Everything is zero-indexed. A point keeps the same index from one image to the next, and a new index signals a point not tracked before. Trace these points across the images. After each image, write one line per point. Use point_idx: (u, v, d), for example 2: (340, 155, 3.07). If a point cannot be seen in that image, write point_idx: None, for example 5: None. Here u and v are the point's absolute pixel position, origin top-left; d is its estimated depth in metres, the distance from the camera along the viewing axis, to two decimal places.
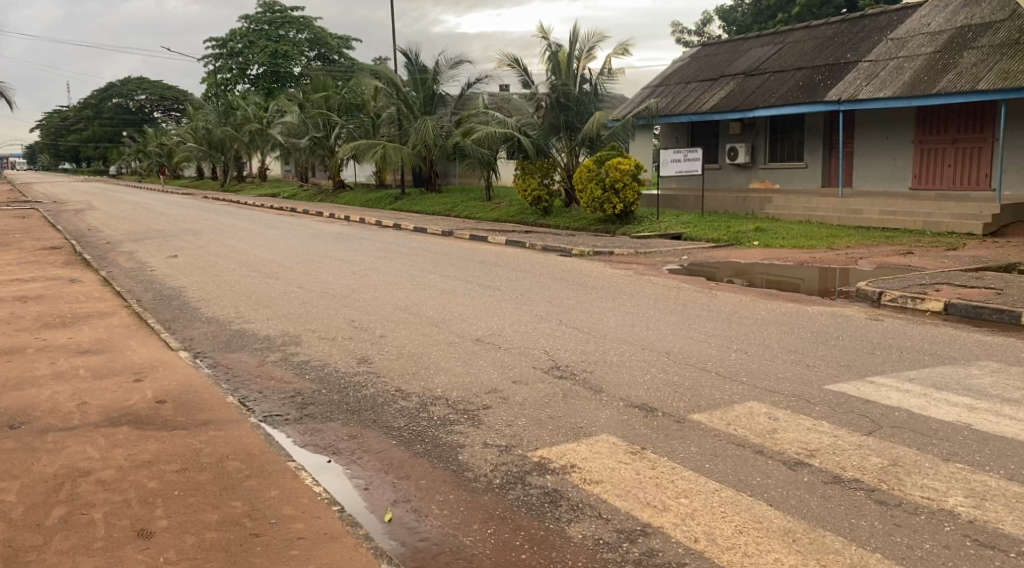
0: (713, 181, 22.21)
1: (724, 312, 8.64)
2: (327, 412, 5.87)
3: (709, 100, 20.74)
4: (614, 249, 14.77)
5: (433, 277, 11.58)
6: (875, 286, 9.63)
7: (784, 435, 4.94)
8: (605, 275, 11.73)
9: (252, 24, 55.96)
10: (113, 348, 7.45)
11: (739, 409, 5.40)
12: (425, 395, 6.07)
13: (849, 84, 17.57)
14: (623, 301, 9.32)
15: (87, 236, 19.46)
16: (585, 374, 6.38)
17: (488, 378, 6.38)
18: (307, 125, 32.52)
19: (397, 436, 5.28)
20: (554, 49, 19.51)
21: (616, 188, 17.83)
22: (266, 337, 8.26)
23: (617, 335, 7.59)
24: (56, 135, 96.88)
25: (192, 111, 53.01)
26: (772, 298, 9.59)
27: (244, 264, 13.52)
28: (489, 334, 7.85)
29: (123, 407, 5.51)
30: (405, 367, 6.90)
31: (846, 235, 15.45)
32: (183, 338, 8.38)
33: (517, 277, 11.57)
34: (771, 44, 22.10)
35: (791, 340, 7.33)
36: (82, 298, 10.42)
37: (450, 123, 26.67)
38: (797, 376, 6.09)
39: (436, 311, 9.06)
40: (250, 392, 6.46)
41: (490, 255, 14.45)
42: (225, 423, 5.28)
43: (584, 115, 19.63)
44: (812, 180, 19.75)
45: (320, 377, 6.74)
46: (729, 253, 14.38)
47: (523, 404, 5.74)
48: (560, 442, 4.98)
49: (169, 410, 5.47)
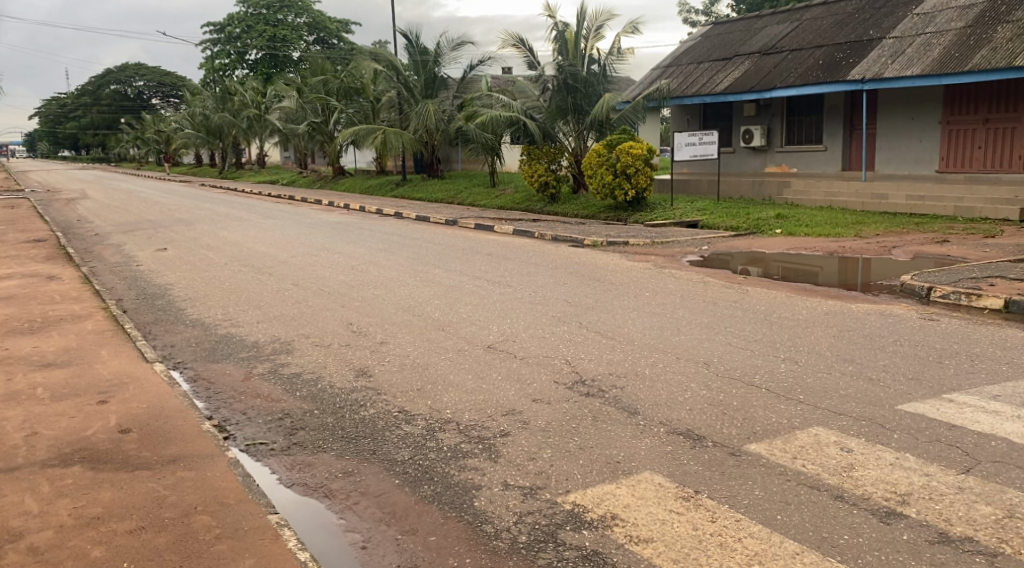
0: (727, 165, 21.27)
1: (761, 312, 7.81)
2: (319, 440, 5.06)
3: (722, 80, 19.80)
4: (629, 238, 13.92)
5: (437, 272, 10.74)
6: (922, 281, 8.81)
7: (866, 473, 4.13)
8: (623, 268, 10.89)
9: (249, 8, 54.74)
10: (81, 360, 6.64)
11: (804, 438, 4.61)
12: (432, 419, 5.25)
13: (874, 61, 16.63)
14: (646, 300, 8.49)
15: (74, 228, 18.58)
16: (614, 390, 5.56)
17: (505, 397, 5.55)
18: (306, 110, 31.61)
19: (401, 474, 4.47)
20: (561, 28, 18.62)
21: (626, 173, 16.98)
22: (255, 344, 7.46)
23: (646, 341, 6.76)
24: (55, 123, 96.03)
25: (190, 97, 52.04)
26: (811, 294, 8.77)
27: (236, 258, 12.71)
28: (503, 340, 7.03)
29: (80, 439, 4.70)
30: (409, 381, 6.08)
31: (873, 222, 14.60)
32: (162, 345, 7.57)
33: (528, 271, 10.72)
34: (787, 21, 21.14)
35: (844, 347, 6.48)
36: (58, 298, 9.60)
37: (451, 107, 25.72)
38: (863, 395, 5.26)
39: (443, 312, 8.24)
40: (231, 413, 5.67)
41: (497, 246, 13.61)
42: (197, 459, 4.46)
43: (592, 98, 18.75)
44: (831, 163, 18.84)
45: (312, 395, 5.93)
46: (751, 242, 13.54)
47: (547, 430, 4.94)
48: (595, 482, 4.19)
49: (131, 443, 4.65)
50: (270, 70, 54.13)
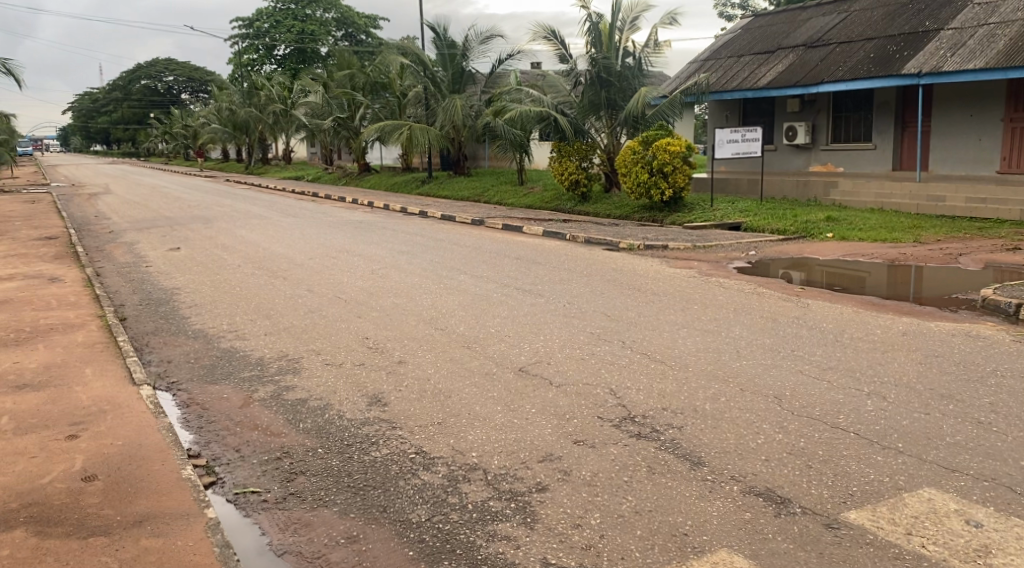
0: (770, 164, 20.23)
1: (829, 331, 6.88)
2: (321, 491, 4.23)
3: (765, 75, 18.80)
4: (668, 241, 13.03)
5: (463, 279, 9.91)
6: (1008, 296, 7.84)
7: (1007, 561, 3.27)
8: (666, 276, 9.99)
9: (278, 3, 54.33)
10: (61, 382, 5.88)
11: (916, 503, 3.72)
12: (456, 464, 4.41)
13: (931, 54, 15.54)
14: (697, 314, 7.59)
15: (90, 225, 17.98)
16: (672, 431, 4.69)
17: (541, 438, 4.68)
18: (331, 105, 30.94)
19: (416, 543, 3.64)
20: (594, 20, 17.74)
21: (663, 172, 16.04)
22: (258, 361, 6.68)
23: (704, 366, 5.87)
24: (86, 119, 96.76)
25: (218, 93, 51.79)
26: (880, 310, 7.84)
27: (250, 260, 11.98)
28: (536, 363, 6.17)
29: (32, 490, 3.94)
30: (430, 413, 5.25)
31: (930, 226, 13.60)
32: (158, 361, 6.81)
33: (561, 279, 9.85)
34: (834, 12, 20.05)
35: (936, 376, 5.55)
36: (55, 304, 8.89)
37: (479, 102, 24.88)
38: (978, 444, 4.33)
39: (469, 327, 7.40)
40: (222, 450, 4.88)
41: (526, 250, 12.76)
42: (168, 520, 3.67)
43: (627, 92, 17.83)
44: (881, 163, 17.75)
45: (317, 429, 5.11)
46: (802, 246, 12.57)
47: (593, 483, 4.09)
48: (657, 564, 3.35)
49: (93, 496, 3.87)
50: (298, 65, 53.75)
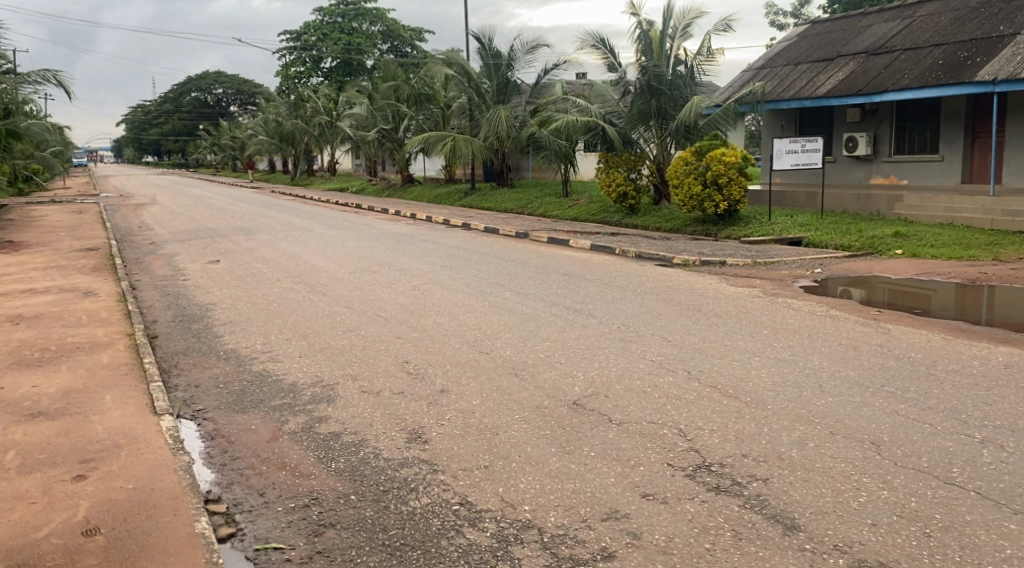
0: (829, 177, 19.35)
1: (919, 363, 6.16)
2: (351, 551, 3.66)
3: (824, 83, 17.99)
4: (726, 257, 12.34)
5: (508, 297, 9.32)
6: None
7: None
8: (727, 296, 9.31)
9: (325, 16, 54.53)
10: (78, 410, 5.42)
11: None
12: (507, 521, 3.83)
13: (1006, 60, 14.59)
14: (768, 341, 6.91)
15: (132, 236, 17.80)
16: (756, 483, 4.06)
17: (604, 490, 4.07)
18: (375, 116, 30.79)
19: None
20: (645, 27, 17.17)
21: (717, 184, 15.32)
22: (290, 387, 6.16)
23: (784, 404, 5.20)
24: (139, 131, 98.56)
25: (264, 105, 52.13)
26: (973, 338, 7.08)
27: (288, 274, 11.56)
28: (592, 396, 5.56)
29: (23, 548, 3.47)
30: (477, 454, 4.65)
31: (1008, 242, 12.68)
32: (186, 386, 6.34)
33: (615, 298, 9.24)
34: (897, 18, 19.16)
35: None
36: (86, 320, 8.52)
37: (524, 113, 24.37)
38: None
39: (517, 351, 6.82)
40: (244, 495, 4.35)
41: (575, 265, 12.17)
42: None
43: (679, 101, 17.10)
44: (949, 175, 16.78)
45: (351, 470, 4.56)
46: (871, 264, 11.77)
47: (669, 551, 3.48)
48: None
49: (92, 556, 3.40)
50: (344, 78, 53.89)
